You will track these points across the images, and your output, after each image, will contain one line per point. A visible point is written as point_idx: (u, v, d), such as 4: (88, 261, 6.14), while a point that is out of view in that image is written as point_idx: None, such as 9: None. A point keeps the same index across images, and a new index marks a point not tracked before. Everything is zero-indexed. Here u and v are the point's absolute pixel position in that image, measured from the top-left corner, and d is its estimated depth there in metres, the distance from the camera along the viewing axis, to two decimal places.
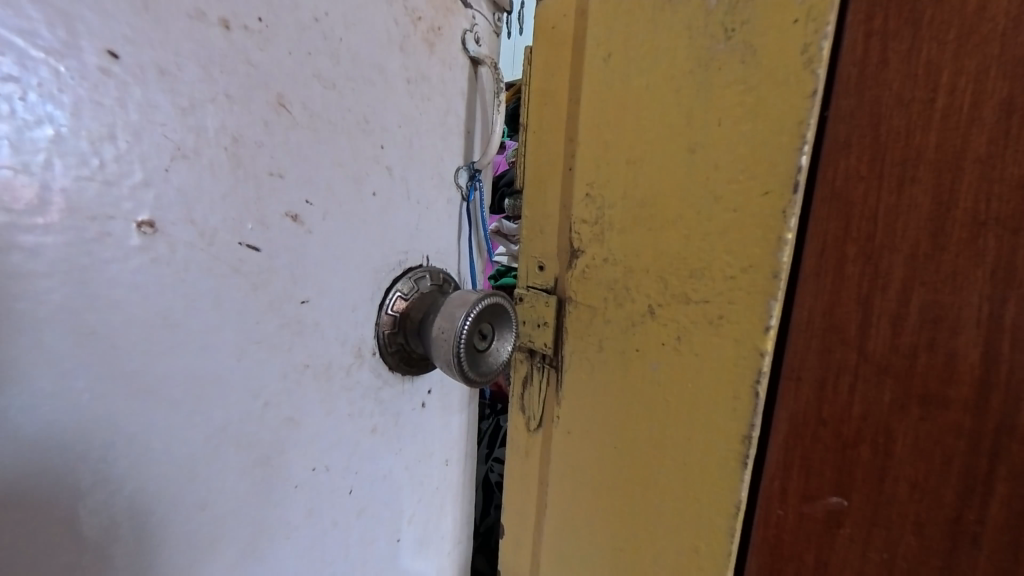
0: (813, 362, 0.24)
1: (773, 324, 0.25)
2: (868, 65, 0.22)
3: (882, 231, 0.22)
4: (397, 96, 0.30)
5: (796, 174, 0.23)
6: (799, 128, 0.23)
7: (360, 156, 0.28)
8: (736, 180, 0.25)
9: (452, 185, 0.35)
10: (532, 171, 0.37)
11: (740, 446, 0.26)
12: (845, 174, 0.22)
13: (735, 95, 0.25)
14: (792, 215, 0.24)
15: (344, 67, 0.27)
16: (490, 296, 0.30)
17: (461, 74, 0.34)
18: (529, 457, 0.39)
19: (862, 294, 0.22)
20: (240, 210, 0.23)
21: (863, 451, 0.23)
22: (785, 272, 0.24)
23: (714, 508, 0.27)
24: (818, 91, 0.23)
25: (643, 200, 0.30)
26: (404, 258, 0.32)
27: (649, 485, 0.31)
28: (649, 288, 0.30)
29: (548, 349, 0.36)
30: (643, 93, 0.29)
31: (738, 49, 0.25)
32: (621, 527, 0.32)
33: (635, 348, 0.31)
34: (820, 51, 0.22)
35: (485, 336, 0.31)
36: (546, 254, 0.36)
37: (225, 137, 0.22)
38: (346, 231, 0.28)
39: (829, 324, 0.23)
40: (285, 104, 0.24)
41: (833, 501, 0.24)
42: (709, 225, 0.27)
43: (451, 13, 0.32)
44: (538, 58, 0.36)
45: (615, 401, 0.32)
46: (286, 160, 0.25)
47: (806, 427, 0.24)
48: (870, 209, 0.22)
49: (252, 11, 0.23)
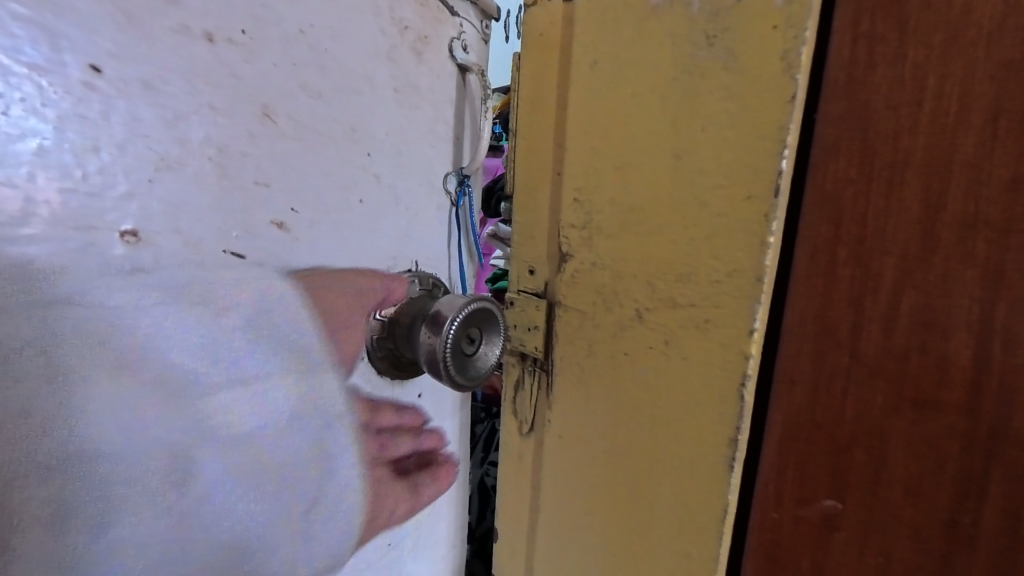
0: (806, 366, 0.24)
1: (756, 328, 0.25)
2: (856, 70, 0.22)
3: (873, 233, 0.22)
4: (384, 105, 0.30)
5: (777, 180, 0.24)
6: (778, 133, 0.23)
7: (348, 163, 0.29)
8: (723, 185, 0.25)
9: (441, 191, 0.36)
10: (523, 176, 0.37)
11: (727, 450, 0.26)
12: (834, 177, 0.22)
13: (719, 100, 0.25)
14: (774, 220, 0.24)
15: (330, 77, 0.27)
16: (477, 301, 0.30)
17: (450, 82, 0.34)
18: (522, 461, 0.39)
19: (854, 296, 0.22)
20: (227, 219, 0.24)
21: (857, 454, 0.23)
22: (768, 276, 0.24)
23: (703, 512, 0.27)
24: (797, 97, 0.23)
25: (632, 205, 0.30)
26: (393, 263, 0.33)
27: (642, 490, 0.30)
28: (637, 293, 0.30)
29: (539, 353, 0.36)
30: (630, 97, 0.29)
31: (720, 56, 0.25)
32: (616, 534, 0.32)
33: (624, 352, 0.31)
34: (799, 58, 0.23)
35: (474, 340, 0.31)
36: (537, 259, 0.36)
37: (210, 148, 0.23)
38: (334, 237, 0.29)
39: (822, 327, 0.23)
40: (270, 115, 0.25)
41: (827, 505, 0.24)
42: (697, 229, 0.27)
43: (439, 21, 0.33)
44: (527, 64, 0.36)
45: (608, 406, 0.32)
46: (272, 169, 0.25)
47: (799, 430, 0.24)
48: (860, 211, 0.22)
49: (235, 24, 0.23)
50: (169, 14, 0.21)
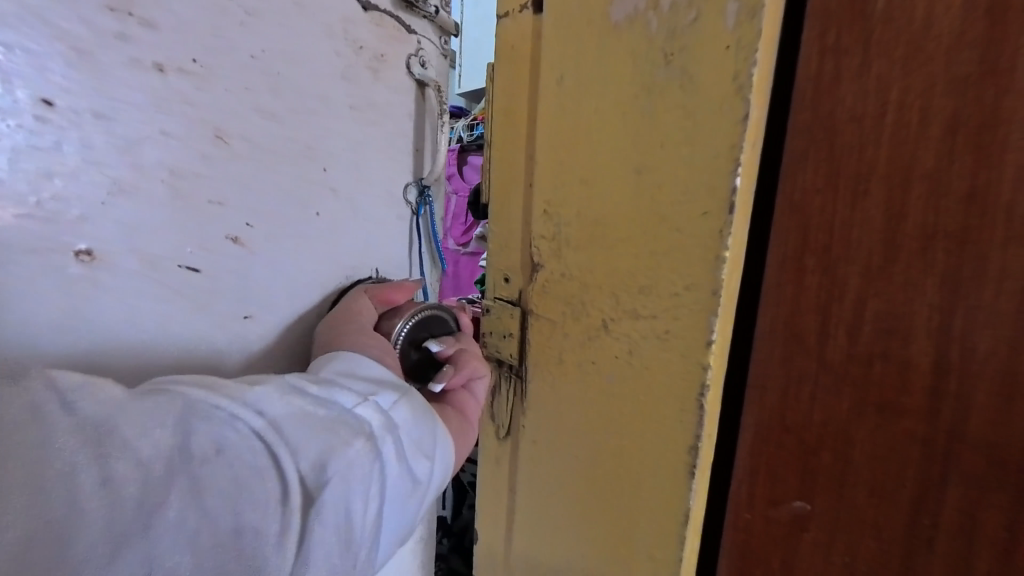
0: (775, 370, 0.24)
1: (715, 338, 0.25)
2: (823, 80, 0.22)
3: (838, 243, 0.22)
4: (337, 118, 0.30)
5: (731, 196, 0.24)
6: (731, 151, 0.24)
7: (303, 181, 0.28)
8: (680, 201, 0.26)
9: (402, 201, 0.36)
10: (497, 185, 0.37)
11: (687, 455, 0.27)
12: (802, 188, 0.23)
13: (677, 117, 0.26)
14: (727, 235, 0.24)
15: (286, 99, 0.27)
16: (425, 309, 0.32)
17: (407, 97, 0.35)
18: (498, 465, 0.39)
19: (821, 304, 0.23)
20: (182, 237, 0.23)
21: (824, 457, 0.23)
22: (723, 289, 0.25)
23: (667, 514, 0.28)
24: (749, 115, 0.23)
25: (598, 217, 0.30)
26: (353, 272, 0.33)
27: (612, 495, 0.31)
28: (604, 304, 0.30)
29: (514, 359, 0.36)
30: (596, 110, 0.29)
31: (677, 74, 0.26)
32: (593, 538, 0.32)
33: (591, 360, 0.31)
34: (750, 78, 0.23)
35: (423, 344, 0.32)
36: (511, 267, 0.36)
37: (163, 170, 0.22)
38: (288, 253, 0.29)
39: (791, 332, 0.24)
40: (224, 138, 0.24)
41: (797, 505, 0.24)
42: (659, 243, 0.27)
43: (395, 39, 0.33)
44: (498, 75, 0.36)
45: (580, 413, 0.32)
46: (229, 190, 0.25)
47: (769, 433, 0.25)
48: (826, 221, 0.22)
49: (186, 54, 0.22)
50: (120, 49, 0.20)
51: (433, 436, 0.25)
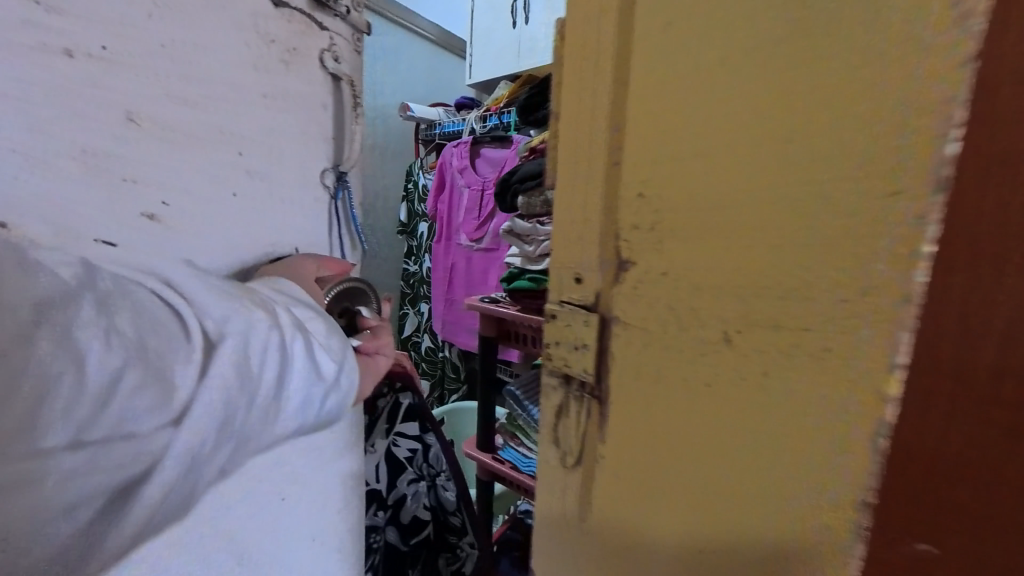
0: (913, 395, 0.20)
1: (899, 362, 0.20)
2: (1006, 31, 0.17)
3: (1015, 243, 0.17)
4: (251, 108, 0.36)
5: (941, 171, 0.18)
6: (941, 113, 0.18)
7: (217, 163, 0.35)
8: (845, 180, 0.21)
9: (319, 184, 0.42)
10: (568, 169, 0.33)
11: (856, 508, 0.22)
12: (963, 170, 0.18)
13: (840, 75, 0.21)
14: (925, 225, 0.19)
15: (193, 82, 0.33)
16: (347, 282, 0.43)
17: (321, 88, 0.41)
18: (565, 492, 0.36)
19: (985, 317, 0.18)
20: (106, 193, 0.30)
21: (967, 501, 0.19)
22: (913, 297, 0.20)
23: (815, 565, 0.24)
24: (966, 63, 0.18)
25: (713, 204, 0.25)
26: (274, 248, 0.40)
27: (731, 530, 0.27)
28: (721, 307, 0.26)
29: (588, 376, 0.33)
30: (715, 74, 0.25)
31: (843, 20, 0.21)
32: (695, 564, 0.29)
33: (703, 381, 0.27)
34: (976, 8, 0.17)
35: (345, 310, 0.43)
36: (584, 266, 0.32)
37: (74, 148, 0.28)
38: (207, 220, 0.35)
39: (936, 350, 0.19)
40: (135, 118, 0.30)
41: (919, 547, 0.21)
42: (806, 231, 0.23)
43: (306, 35, 0.39)
44: (576, 42, 0.31)
45: (686, 437, 0.28)
46: (135, 168, 0.31)
47: (896, 464, 0.21)
48: (990, 212, 0.17)
49: (92, 41, 0.28)
50: (28, 34, 0.25)
51: (342, 351, 0.37)
